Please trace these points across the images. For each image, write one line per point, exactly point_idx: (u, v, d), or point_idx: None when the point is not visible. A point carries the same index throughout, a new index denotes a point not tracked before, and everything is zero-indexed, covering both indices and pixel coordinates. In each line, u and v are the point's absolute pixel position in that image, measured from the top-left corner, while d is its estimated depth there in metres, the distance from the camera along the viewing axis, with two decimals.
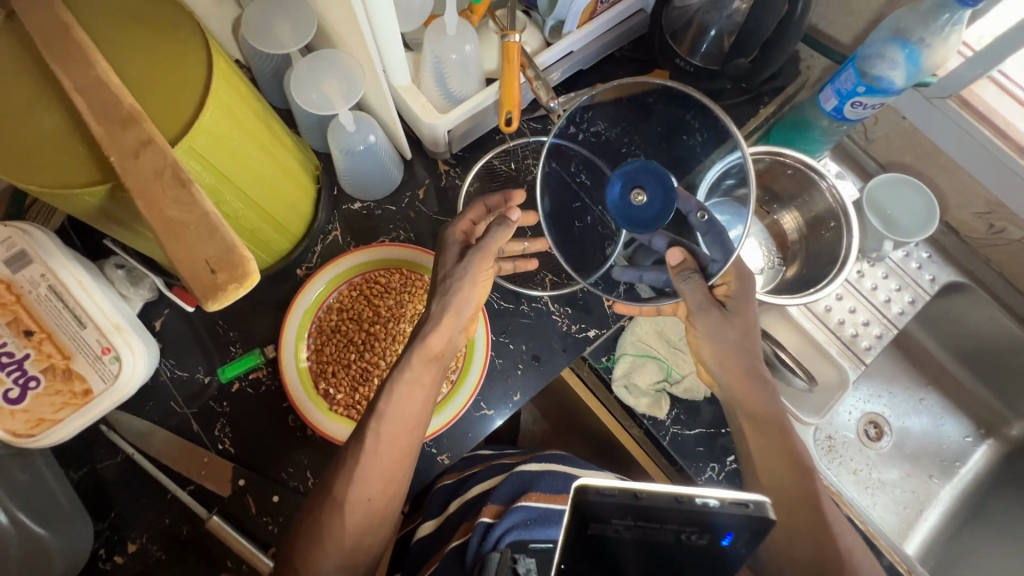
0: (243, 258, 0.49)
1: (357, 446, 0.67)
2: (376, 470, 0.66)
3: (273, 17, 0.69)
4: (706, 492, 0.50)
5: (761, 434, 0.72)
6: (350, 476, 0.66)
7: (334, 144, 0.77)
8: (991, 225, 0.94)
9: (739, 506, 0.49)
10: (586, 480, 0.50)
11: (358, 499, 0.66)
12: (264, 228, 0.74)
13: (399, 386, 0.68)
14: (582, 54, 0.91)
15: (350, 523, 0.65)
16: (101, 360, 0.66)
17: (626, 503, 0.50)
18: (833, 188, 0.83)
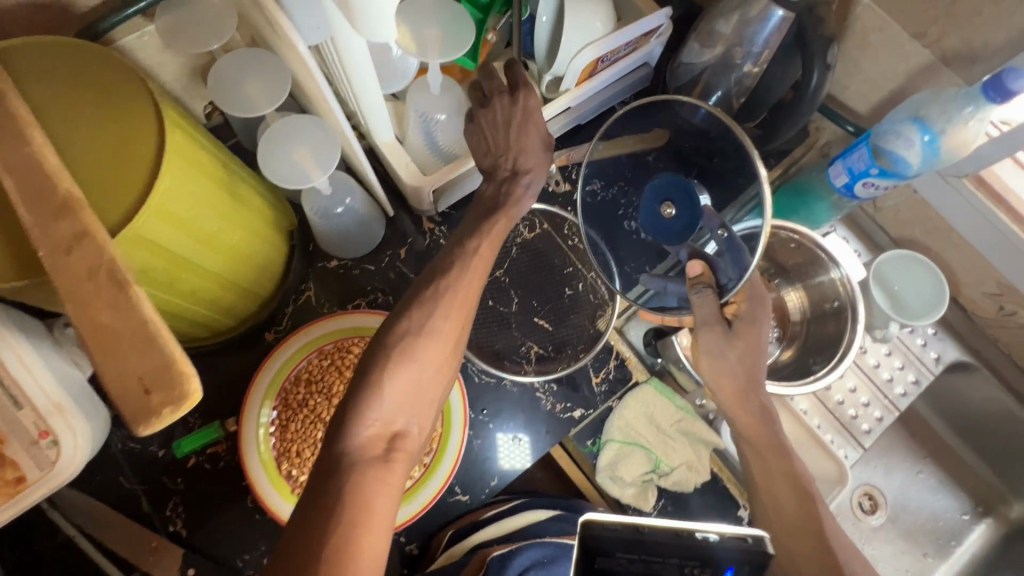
0: (182, 377, 0.43)
1: (432, 294, 0.62)
2: (452, 310, 0.62)
3: (242, 75, 0.63)
4: (706, 527, 0.51)
5: (767, 466, 0.64)
6: (428, 310, 0.61)
7: (308, 207, 0.73)
8: (1001, 306, 0.89)
9: (738, 538, 0.50)
10: (590, 514, 0.51)
11: (433, 337, 0.60)
12: (228, 295, 0.69)
13: (475, 253, 0.65)
14: (580, 110, 0.86)
15: (418, 377, 0.59)
16: (38, 445, 0.60)
17: (630, 538, 0.50)
18: (845, 277, 0.79)
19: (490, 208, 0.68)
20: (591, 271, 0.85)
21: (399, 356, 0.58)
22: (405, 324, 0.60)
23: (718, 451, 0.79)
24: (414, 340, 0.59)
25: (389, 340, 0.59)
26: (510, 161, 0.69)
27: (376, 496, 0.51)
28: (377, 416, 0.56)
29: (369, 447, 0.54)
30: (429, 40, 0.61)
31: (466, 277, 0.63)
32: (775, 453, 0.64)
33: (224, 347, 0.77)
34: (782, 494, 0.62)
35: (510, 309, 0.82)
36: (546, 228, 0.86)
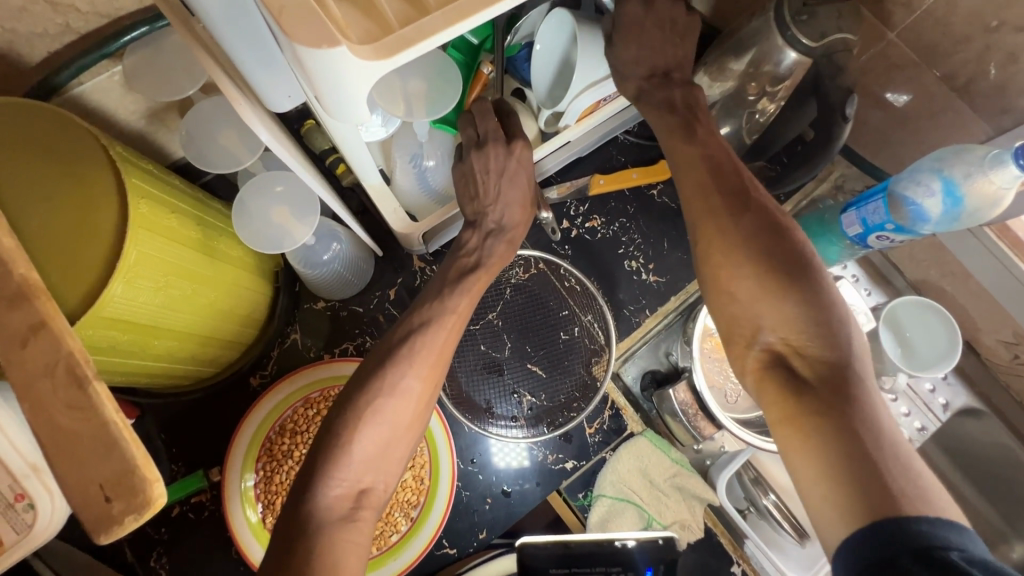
0: (145, 483, 0.41)
1: (406, 350, 0.60)
2: (422, 359, 0.60)
3: (217, 127, 0.60)
4: (623, 535, 0.65)
5: (707, 206, 0.59)
6: (404, 363, 0.59)
7: (294, 257, 0.70)
8: (1016, 355, 0.85)
9: (648, 540, 0.65)
10: (527, 538, 0.65)
11: (405, 391, 0.58)
12: (211, 349, 0.67)
13: (453, 312, 0.64)
14: (580, 144, 0.81)
15: (390, 434, 0.56)
16: (13, 508, 0.51)
17: (560, 553, 0.64)
18: None
19: (470, 263, 0.69)
20: (588, 313, 0.82)
21: (370, 415, 0.55)
22: (371, 376, 0.58)
23: (713, 506, 0.77)
24: (386, 398, 0.57)
25: (358, 398, 0.57)
26: (497, 215, 0.70)
27: (345, 558, 0.49)
28: (344, 475, 0.53)
29: (332, 509, 0.52)
30: (413, 92, 0.55)
31: (440, 330, 0.62)
32: (694, 162, 0.62)
33: (209, 394, 0.75)
34: (693, 171, 0.61)
35: (503, 354, 0.79)
36: (541, 268, 0.83)
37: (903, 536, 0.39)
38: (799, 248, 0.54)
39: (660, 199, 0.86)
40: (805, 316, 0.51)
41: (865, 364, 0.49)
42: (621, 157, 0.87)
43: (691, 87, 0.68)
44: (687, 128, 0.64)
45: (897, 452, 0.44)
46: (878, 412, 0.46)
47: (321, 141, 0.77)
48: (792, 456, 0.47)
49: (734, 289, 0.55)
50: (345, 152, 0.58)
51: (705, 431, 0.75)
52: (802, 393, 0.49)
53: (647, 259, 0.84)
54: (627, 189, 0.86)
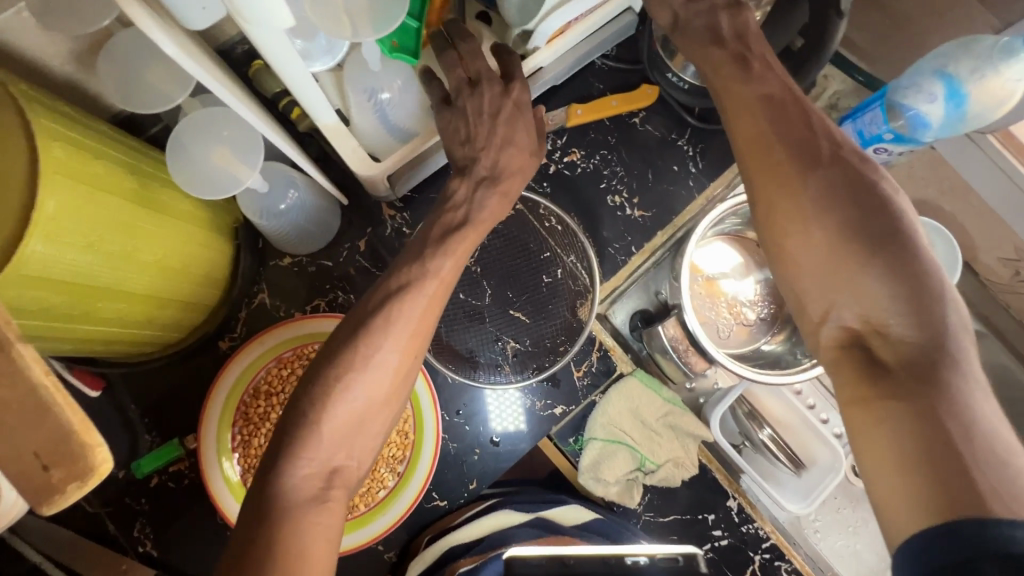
0: (85, 449, 0.38)
1: (379, 320, 0.54)
2: (402, 328, 0.54)
3: (141, 62, 0.54)
4: (636, 551, 0.54)
5: (766, 159, 0.50)
6: (380, 333, 0.54)
7: (246, 209, 0.64)
8: (1018, 271, 0.82)
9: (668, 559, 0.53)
10: (512, 552, 0.55)
11: (381, 362, 0.53)
12: (169, 312, 0.62)
13: (435, 275, 0.57)
14: (552, 70, 0.74)
15: (362, 409, 0.52)
16: None
17: (556, 571, 0.52)
18: None
19: (457, 220, 0.59)
20: (570, 254, 0.77)
21: (338, 390, 0.51)
22: (341, 359, 0.52)
23: (708, 443, 0.76)
24: (357, 373, 0.52)
25: (328, 373, 0.52)
26: (490, 161, 0.59)
27: (312, 542, 0.46)
28: (314, 453, 0.50)
29: (302, 491, 0.48)
30: (356, 9, 0.48)
31: (415, 303, 0.55)
32: (752, 107, 0.52)
33: (175, 362, 0.72)
34: (749, 118, 0.52)
35: (483, 302, 0.76)
36: (519, 208, 0.78)
37: (986, 538, 0.33)
38: (887, 206, 0.46)
39: (642, 128, 0.81)
40: (893, 291, 0.43)
41: (966, 340, 0.41)
42: (598, 84, 0.81)
43: (739, 10, 0.56)
44: (741, 61, 0.54)
45: (994, 445, 0.37)
46: (972, 400, 0.38)
47: (273, 84, 0.72)
48: (863, 440, 0.41)
49: (798, 259, 0.48)
50: (293, 91, 0.56)
51: (697, 366, 0.74)
52: (879, 385, 0.42)
53: (631, 192, 0.80)
54: (606, 119, 0.80)
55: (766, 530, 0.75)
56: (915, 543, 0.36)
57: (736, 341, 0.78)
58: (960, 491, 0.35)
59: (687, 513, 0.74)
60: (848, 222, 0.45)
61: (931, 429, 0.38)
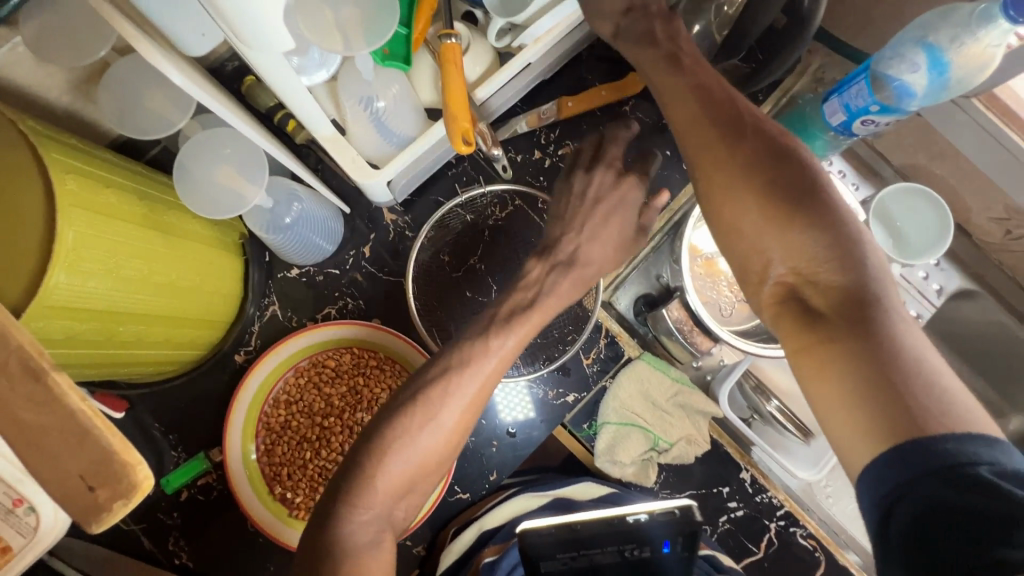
0: (127, 467, 0.39)
1: (439, 389, 0.56)
2: (460, 395, 0.56)
3: (142, 88, 0.55)
4: (636, 510, 0.59)
5: (702, 137, 0.52)
6: (443, 397, 0.55)
7: (252, 223, 0.65)
8: (1009, 231, 0.83)
9: (665, 513, 0.59)
10: (526, 525, 0.60)
11: (441, 423, 0.55)
12: (184, 330, 0.64)
13: (494, 348, 0.58)
14: (541, 65, 0.75)
15: (417, 465, 0.54)
16: (13, 513, 0.45)
17: (565, 537, 0.59)
18: None
19: (527, 300, 0.62)
20: None
21: (393, 450, 0.53)
22: (401, 427, 0.53)
23: (719, 419, 0.78)
24: (413, 433, 0.53)
25: (386, 434, 0.53)
26: (570, 246, 0.64)
27: None
28: (370, 503, 0.51)
29: (360, 537, 0.50)
30: (347, 20, 0.49)
31: (472, 377, 0.57)
32: (683, 95, 0.55)
33: (193, 379, 0.73)
34: (681, 105, 0.55)
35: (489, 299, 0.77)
36: (519, 204, 0.79)
37: (923, 450, 0.36)
38: (806, 168, 0.49)
39: (633, 115, 0.82)
40: (818, 244, 0.45)
41: (890, 285, 0.44)
42: (587, 75, 0.82)
43: (675, 18, 0.62)
44: (672, 60, 0.59)
45: (921, 371, 0.39)
46: (898, 336, 0.41)
47: (266, 98, 0.73)
48: (816, 389, 0.43)
49: (739, 225, 0.49)
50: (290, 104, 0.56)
51: (702, 346, 0.75)
52: (816, 330, 0.43)
53: None
54: (597, 109, 0.81)
55: (779, 498, 0.77)
56: (869, 465, 0.38)
57: (738, 319, 0.80)
58: (904, 422, 0.38)
59: (701, 487, 0.77)
60: (774, 182, 0.48)
61: (882, 374, 0.39)
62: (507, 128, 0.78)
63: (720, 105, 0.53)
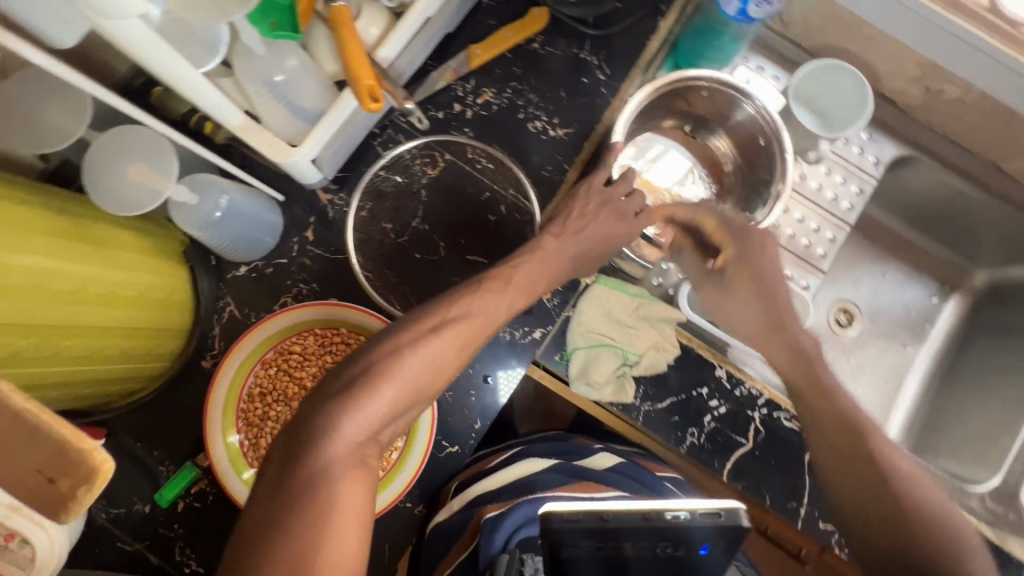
0: (83, 457, 0.40)
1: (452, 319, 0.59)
2: (468, 329, 0.59)
3: (33, 104, 0.55)
4: (676, 507, 0.55)
5: (854, 476, 0.57)
6: (449, 328, 0.58)
7: (184, 224, 0.65)
8: (927, 88, 0.86)
9: (711, 515, 0.54)
10: (551, 509, 0.54)
11: (444, 354, 0.57)
12: (139, 340, 0.64)
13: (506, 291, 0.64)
14: (440, 18, 0.76)
15: (410, 390, 0.55)
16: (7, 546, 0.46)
17: (592, 525, 0.54)
18: (759, 106, 0.74)
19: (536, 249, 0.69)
20: (510, 188, 0.80)
21: (402, 368, 0.55)
22: (408, 350, 0.56)
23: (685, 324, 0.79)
24: (419, 357, 0.56)
25: (400, 353, 0.55)
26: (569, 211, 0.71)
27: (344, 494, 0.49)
28: (361, 419, 0.52)
29: (342, 453, 0.50)
30: None
31: (479, 322, 0.61)
32: (842, 433, 0.58)
33: (166, 393, 0.74)
34: (835, 444, 0.58)
35: (439, 257, 0.79)
36: (449, 158, 0.80)
37: None
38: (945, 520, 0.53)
39: (545, 51, 0.83)
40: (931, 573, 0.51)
41: None
42: (490, 21, 0.83)
43: None
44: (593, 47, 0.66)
45: None
46: None
47: (178, 105, 0.73)
48: None
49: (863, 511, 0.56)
50: (192, 94, 0.57)
51: (653, 257, 0.78)
52: None
53: (550, 114, 0.82)
54: (507, 51, 0.82)
55: (757, 388, 0.79)
56: None
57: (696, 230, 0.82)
58: None
59: (681, 392, 0.78)
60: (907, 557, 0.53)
61: None
62: (425, 88, 0.80)
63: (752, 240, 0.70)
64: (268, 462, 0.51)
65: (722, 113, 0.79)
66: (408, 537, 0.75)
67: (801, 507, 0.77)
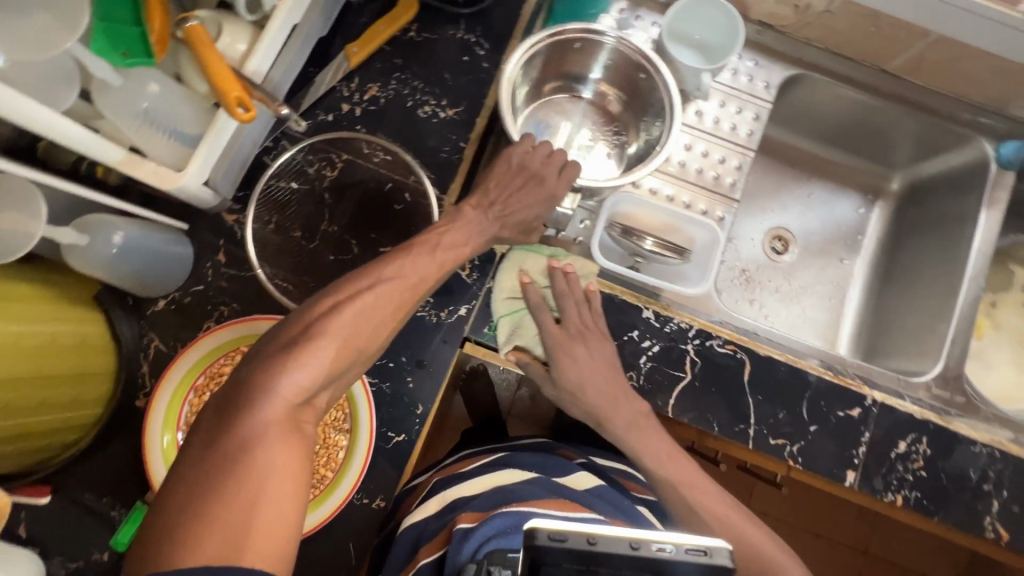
0: None
1: (388, 277, 0.58)
2: (405, 288, 0.59)
3: None
4: (662, 540, 0.52)
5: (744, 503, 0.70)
6: (387, 286, 0.58)
7: (81, 267, 0.65)
8: (796, 6, 0.88)
9: (697, 553, 0.51)
10: (537, 524, 0.52)
11: (382, 313, 0.57)
12: (58, 388, 0.64)
13: (439, 250, 0.64)
14: (308, 24, 0.77)
15: (349, 347, 0.54)
16: None
17: (577, 549, 0.51)
18: (624, 39, 0.77)
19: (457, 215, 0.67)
20: (410, 174, 0.81)
21: (342, 326, 0.54)
22: (345, 309, 0.54)
23: (605, 274, 0.82)
24: (357, 313, 0.55)
25: (338, 312, 0.54)
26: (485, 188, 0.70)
27: (281, 451, 0.47)
28: (298, 378, 0.50)
29: (278, 413, 0.49)
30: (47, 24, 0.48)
31: (415, 279, 0.60)
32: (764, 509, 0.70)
33: (105, 438, 0.74)
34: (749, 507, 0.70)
35: (354, 254, 0.80)
36: (346, 157, 0.81)
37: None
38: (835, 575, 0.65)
39: (422, 37, 0.85)
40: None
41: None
42: (365, 18, 0.85)
43: None
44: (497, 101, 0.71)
45: None
46: None
47: (64, 155, 0.72)
48: None
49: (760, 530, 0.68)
50: (60, 139, 0.57)
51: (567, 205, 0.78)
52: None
53: (437, 97, 0.83)
54: (385, 45, 0.84)
55: (686, 321, 0.80)
56: None
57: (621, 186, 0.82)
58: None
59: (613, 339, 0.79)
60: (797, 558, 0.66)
61: None
62: (312, 93, 0.81)
63: (584, 336, 0.75)
64: (200, 427, 0.49)
65: (593, 59, 0.82)
66: (371, 532, 0.75)
67: (748, 427, 0.79)
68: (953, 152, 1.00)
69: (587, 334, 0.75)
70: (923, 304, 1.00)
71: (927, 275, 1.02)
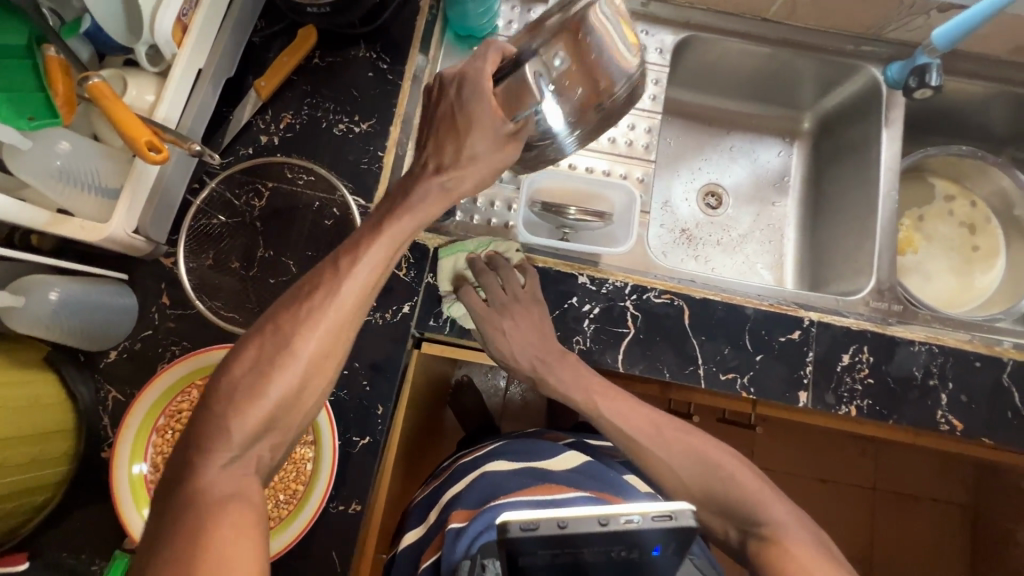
0: None
1: (300, 319, 0.55)
2: (323, 323, 0.56)
3: None
4: (630, 510, 0.50)
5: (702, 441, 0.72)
6: (300, 330, 0.55)
7: (23, 327, 0.67)
8: None
9: (662, 519, 0.50)
10: (509, 517, 0.51)
11: (300, 358, 0.54)
12: (20, 448, 0.65)
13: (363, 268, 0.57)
14: (213, 65, 0.82)
15: (271, 404, 0.53)
16: None
17: (548, 534, 0.50)
18: None
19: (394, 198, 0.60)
20: (335, 191, 0.85)
21: (255, 388, 0.53)
22: (259, 368, 0.54)
23: (535, 250, 0.85)
24: (273, 368, 0.54)
25: (252, 374, 0.54)
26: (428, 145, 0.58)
27: (217, 520, 0.48)
28: (223, 447, 0.52)
29: (212, 484, 0.50)
30: None
31: (332, 307, 0.56)
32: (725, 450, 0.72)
33: (76, 494, 0.75)
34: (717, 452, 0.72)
35: (293, 274, 0.82)
36: (270, 184, 0.84)
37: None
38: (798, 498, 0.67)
39: (326, 62, 0.89)
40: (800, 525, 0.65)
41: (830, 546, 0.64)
42: (271, 53, 0.89)
43: None
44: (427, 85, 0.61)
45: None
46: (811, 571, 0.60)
47: None
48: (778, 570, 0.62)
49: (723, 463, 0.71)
50: None
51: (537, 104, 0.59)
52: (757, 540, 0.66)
53: (349, 114, 0.88)
54: (293, 74, 0.88)
55: (620, 280, 0.84)
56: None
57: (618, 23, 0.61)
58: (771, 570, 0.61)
59: (557, 308, 0.83)
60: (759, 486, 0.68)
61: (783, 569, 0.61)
62: (228, 130, 0.85)
63: (513, 305, 0.79)
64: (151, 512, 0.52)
65: None
66: (352, 540, 0.76)
67: (696, 368, 0.82)
68: (846, 82, 1.07)
69: (522, 303, 0.80)
70: (849, 229, 1.04)
71: (847, 200, 1.07)
